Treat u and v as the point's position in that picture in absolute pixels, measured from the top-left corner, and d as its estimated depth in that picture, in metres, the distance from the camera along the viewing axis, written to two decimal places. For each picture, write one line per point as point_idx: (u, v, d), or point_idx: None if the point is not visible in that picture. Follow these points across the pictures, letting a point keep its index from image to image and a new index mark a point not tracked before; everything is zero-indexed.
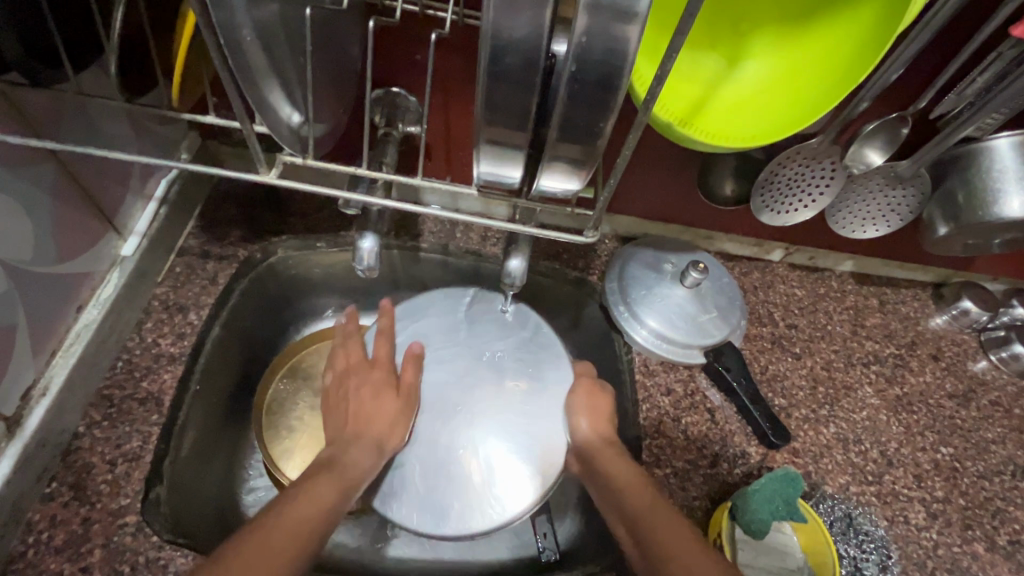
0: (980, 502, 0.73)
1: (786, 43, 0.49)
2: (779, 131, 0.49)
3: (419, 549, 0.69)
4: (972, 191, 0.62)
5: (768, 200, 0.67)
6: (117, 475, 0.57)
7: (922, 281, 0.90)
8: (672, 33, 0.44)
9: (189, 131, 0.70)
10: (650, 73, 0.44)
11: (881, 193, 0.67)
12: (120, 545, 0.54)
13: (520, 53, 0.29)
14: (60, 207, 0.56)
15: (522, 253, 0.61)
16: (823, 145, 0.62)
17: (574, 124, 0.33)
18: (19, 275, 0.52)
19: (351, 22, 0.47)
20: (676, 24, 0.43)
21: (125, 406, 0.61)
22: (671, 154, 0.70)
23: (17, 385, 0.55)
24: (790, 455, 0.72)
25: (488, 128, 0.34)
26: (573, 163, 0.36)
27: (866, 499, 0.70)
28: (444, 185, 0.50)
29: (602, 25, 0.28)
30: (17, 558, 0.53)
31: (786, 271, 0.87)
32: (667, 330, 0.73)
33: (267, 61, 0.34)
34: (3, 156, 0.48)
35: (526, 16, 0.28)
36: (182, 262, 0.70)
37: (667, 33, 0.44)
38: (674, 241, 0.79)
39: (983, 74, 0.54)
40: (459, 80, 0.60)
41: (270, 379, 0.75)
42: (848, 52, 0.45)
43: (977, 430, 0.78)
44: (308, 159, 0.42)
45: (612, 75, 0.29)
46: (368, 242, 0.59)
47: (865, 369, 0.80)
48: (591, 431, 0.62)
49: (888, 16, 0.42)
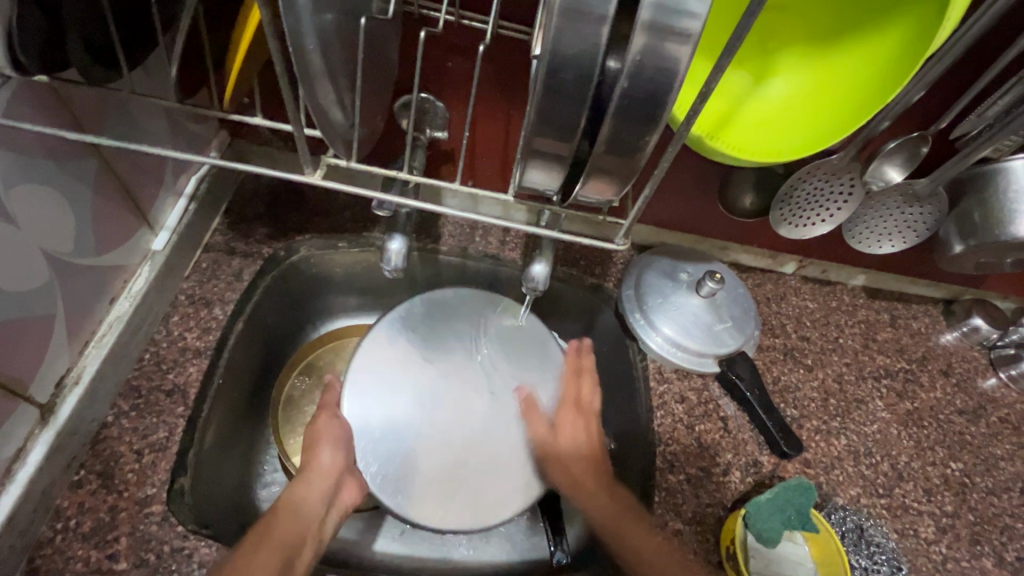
0: (989, 518, 0.73)
1: (814, 63, 0.51)
2: (806, 146, 0.50)
3: (429, 547, 0.71)
4: (987, 210, 0.63)
5: (786, 214, 0.68)
6: (144, 465, 0.58)
7: (933, 298, 0.91)
8: (713, 60, 0.46)
9: (219, 130, 0.72)
10: (690, 96, 0.45)
11: (898, 210, 0.68)
12: (146, 533, 0.55)
13: (575, 69, 0.31)
14: (100, 200, 0.57)
15: (546, 259, 0.63)
16: (843, 162, 0.64)
17: (619, 137, 0.34)
18: (60, 265, 0.54)
19: (391, 31, 0.48)
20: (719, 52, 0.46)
21: (152, 397, 0.62)
22: (692, 166, 0.72)
23: (52, 372, 0.56)
24: (801, 466, 0.72)
25: (536, 139, 0.35)
26: (614, 175, 0.37)
27: (877, 512, 0.71)
28: (471, 190, 0.51)
29: (656, 47, 0.29)
30: (46, 543, 0.54)
31: (798, 284, 0.88)
32: (681, 338, 0.74)
33: (322, 66, 0.36)
34: (49, 148, 0.50)
35: (582, 33, 0.29)
36: (208, 257, 0.71)
37: (708, 61, 0.46)
38: (689, 251, 0.81)
39: (1003, 97, 0.54)
40: (489, 88, 0.62)
41: (288, 375, 0.76)
42: (875, 74, 0.47)
43: (987, 446, 0.79)
44: (351, 160, 0.44)
45: (660, 89, 0.31)
46: (396, 243, 0.61)
47: (876, 383, 0.81)
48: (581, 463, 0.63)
49: (915, 41, 0.44)
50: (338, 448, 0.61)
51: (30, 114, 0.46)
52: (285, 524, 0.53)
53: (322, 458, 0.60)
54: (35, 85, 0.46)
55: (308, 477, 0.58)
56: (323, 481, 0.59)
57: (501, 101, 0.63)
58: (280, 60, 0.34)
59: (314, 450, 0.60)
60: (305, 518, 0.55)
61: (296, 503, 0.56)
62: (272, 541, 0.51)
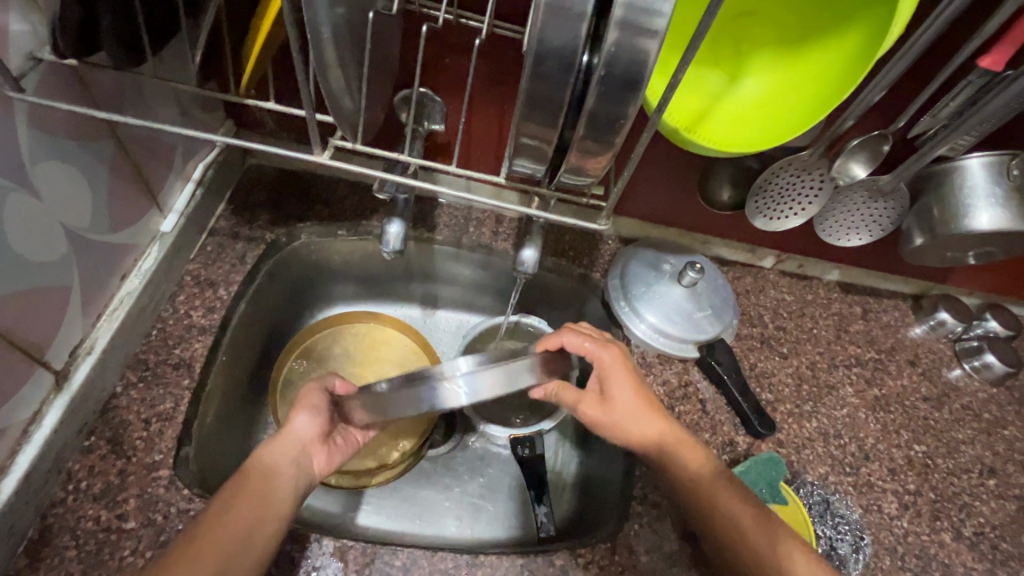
0: (949, 496, 0.78)
1: (782, 64, 0.55)
2: (773, 140, 0.54)
3: (420, 523, 0.75)
4: (945, 206, 0.68)
5: (761, 205, 0.72)
6: (152, 433, 0.61)
7: (903, 293, 0.96)
8: (681, 53, 0.50)
9: (225, 120, 0.75)
10: (661, 85, 0.49)
11: (864, 205, 0.72)
12: (153, 496, 0.58)
13: (558, 59, 0.35)
14: (114, 180, 0.60)
15: (535, 244, 0.67)
16: (812, 158, 0.68)
17: (599, 121, 0.38)
18: (77, 239, 0.57)
19: (394, 27, 0.53)
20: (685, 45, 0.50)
21: (159, 369, 0.65)
22: (675, 161, 0.76)
23: (67, 342, 0.59)
24: (774, 445, 0.77)
25: (524, 122, 0.39)
26: (595, 157, 0.41)
27: (843, 488, 0.76)
28: (463, 172, 0.55)
29: (628, 41, 0.33)
30: (58, 503, 0.56)
31: (776, 277, 0.93)
32: (664, 324, 0.78)
33: (334, 54, 0.40)
34: (71, 128, 0.53)
35: (566, 27, 0.33)
36: (213, 241, 0.75)
37: (677, 53, 0.50)
38: (672, 244, 0.85)
39: (954, 99, 0.60)
40: (484, 84, 0.66)
41: (287, 357, 0.79)
42: (834, 74, 0.51)
43: (949, 430, 0.84)
44: (356, 144, 0.48)
45: (636, 76, 0.35)
46: (395, 227, 0.65)
47: (846, 370, 0.86)
48: (655, 428, 0.62)
49: (870, 43, 0.48)
50: (315, 418, 0.62)
51: (56, 96, 0.49)
52: (256, 482, 0.54)
53: (298, 424, 0.61)
54: (63, 69, 0.49)
55: (281, 440, 0.59)
56: (296, 446, 0.59)
57: (495, 96, 0.67)
58: (296, 48, 0.38)
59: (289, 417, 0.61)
60: (276, 476, 0.55)
61: (268, 464, 0.56)
62: (242, 499, 0.52)
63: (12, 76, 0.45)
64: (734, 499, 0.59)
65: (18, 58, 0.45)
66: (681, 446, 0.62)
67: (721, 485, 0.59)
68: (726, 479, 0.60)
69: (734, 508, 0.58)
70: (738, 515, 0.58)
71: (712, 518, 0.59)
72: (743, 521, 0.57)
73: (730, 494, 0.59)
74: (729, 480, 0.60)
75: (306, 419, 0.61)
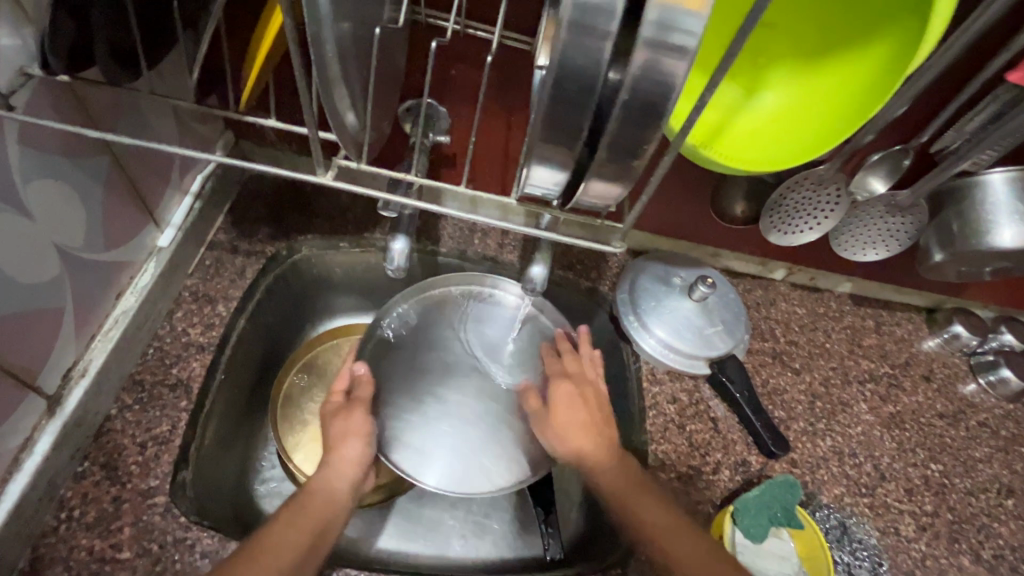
0: (967, 517, 0.76)
1: (802, 77, 0.53)
2: (792, 157, 0.52)
3: (424, 543, 0.73)
4: (965, 221, 0.66)
5: (776, 222, 0.71)
6: (147, 457, 0.59)
7: (916, 305, 0.94)
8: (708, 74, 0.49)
9: (225, 131, 0.73)
10: (687, 108, 0.48)
11: (882, 219, 0.71)
12: (149, 524, 0.56)
13: (580, 81, 0.33)
14: (110, 197, 0.59)
15: (543, 260, 0.65)
16: (830, 172, 0.66)
17: (619, 145, 0.36)
18: (70, 259, 0.55)
19: (399, 39, 0.51)
20: (716, 63, 0.49)
21: (156, 391, 0.63)
22: (686, 174, 0.74)
23: (60, 365, 0.57)
24: (788, 466, 0.75)
25: (541, 144, 0.37)
26: (611, 180, 0.39)
27: (860, 510, 0.74)
28: (472, 192, 0.53)
29: (654, 63, 0.32)
30: (50, 532, 0.54)
31: (787, 290, 0.91)
32: (674, 340, 0.76)
33: (340, 73, 0.38)
34: (63, 145, 0.51)
35: (588, 48, 0.32)
36: (211, 255, 0.72)
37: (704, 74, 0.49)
38: (683, 257, 0.83)
39: (980, 113, 0.58)
40: (492, 96, 0.64)
41: (287, 372, 0.77)
42: (857, 89, 0.49)
43: (965, 449, 0.82)
44: (359, 162, 0.46)
45: (661, 100, 0.33)
46: (399, 244, 0.63)
47: (860, 387, 0.84)
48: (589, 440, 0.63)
49: (897, 57, 0.46)
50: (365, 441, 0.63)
51: (49, 112, 0.47)
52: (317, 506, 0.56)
53: (348, 450, 0.62)
54: (55, 84, 0.47)
55: (335, 464, 0.60)
56: (352, 472, 0.61)
57: (503, 108, 0.65)
58: (300, 67, 0.36)
59: (338, 446, 0.62)
60: (335, 504, 0.58)
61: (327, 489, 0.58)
62: (300, 526, 0.53)
63: (2, 93, 0.43)
64: (648, 503, 0.59)
65: (8, 74, 0.43)
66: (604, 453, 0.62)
67: (637, 489, 0.59)
68: (642, 485, 0.60)
69: (646, 510, 0.58)
70: (649, 519, 0.57)
71: (624, 519, 0.58)
72: (653, 523, 0.57)
73: (644, 497, 0.59)
74: (645, 489, 0.60)
75: (359, 446, 0.62)
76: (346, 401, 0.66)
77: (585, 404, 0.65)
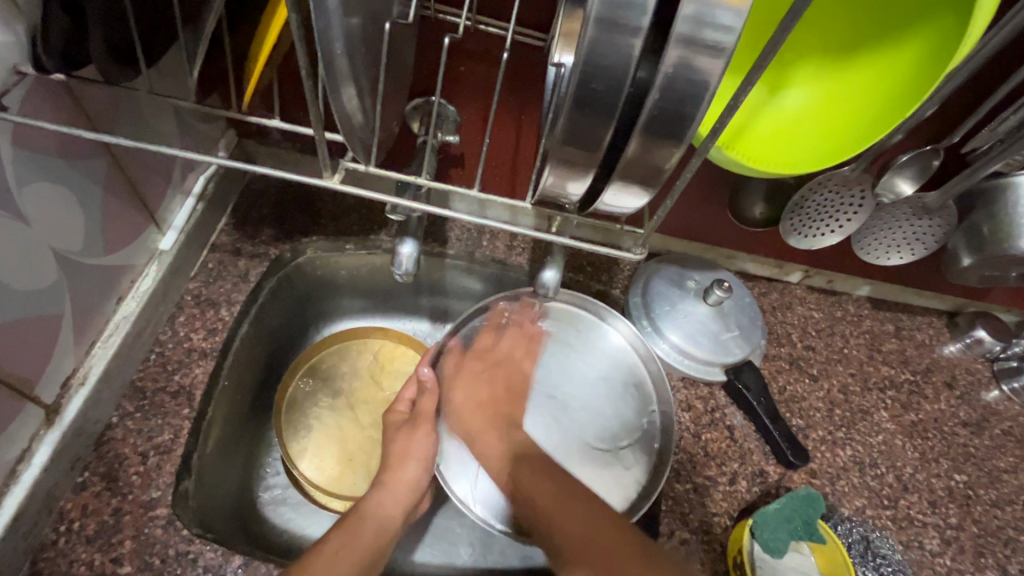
0: (993, 530, 0.73)
1: (831, 74, 0.51)
2: (820, 159, 0.50)
3: (431, 552, 0.71)
4: (995, 224, 0.63)
5: (797, 224, 0.68)
6: (149, 467, 0.57)
7: (936, 309, 0.92)
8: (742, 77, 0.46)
9: (227, 130, 0.71)
10: (717, 114, 0.46)
11: (908, 222, 0.68)
12: (150, 537, 0.54)
13: (606, 80, 0.31)
14: (110, 200, 0.57)
15: (557, 265, 0.63)
16: (854, 174, 0.64)
17: (645, 148, 0.34)
18: (69, 265, 0.53)
19: (408, 35, 0.48)
20: (752, 64, 0.47)
21: (158, 398, 0.61)
22: (703, 174, 0.72)
23: (58, 373, 0.55)
24: (807, 476, 0.72)
25: (561, 147, 0.35)
26: (634, 185, 0.37)
27: (882, 523, 0.71)
28: (483, 196, 0.51)
29: (689, 61, 0.30)
30: (49, 546, 0.53)
31: (804, 293, 0.88)
32: (688, 346, 0.74)
33: (348, 71, 0.36)
34: (60, 147, 0.49)
35: (617, 45, 0.30)
36: (214, 258, 0.71)
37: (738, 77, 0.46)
38: (697, 259, 0.80)
39: (1016, 113, 0.55)
40: (503, 94, 0.62)
41: (292, 376, 0.75)
42: (891, 88, 0.47)
43: (990, 459, 0.79)
44: (368, 165, 0.44)
45: (692, 102, 0.31)
46: (408, 247, 0.61)
47: (881, 394, 0.81)
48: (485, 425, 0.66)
49: (935, 54, 0.43)
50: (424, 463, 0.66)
51: (45, 112, 0.46)
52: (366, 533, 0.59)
53: (405, 472, 0.65)
54: (51, 83, 0.45)
55: (389, 487, 0.64)
56: (405, 493, 0.64)
57: (514, 107, 0.63)
58: (306, 65, 0.34)
59: (395, 468, 0.65)
60: (389, 530, 0.61)
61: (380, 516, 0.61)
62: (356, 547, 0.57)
63: None
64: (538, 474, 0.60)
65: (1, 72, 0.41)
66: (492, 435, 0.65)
67: (533, 463, 0.61)
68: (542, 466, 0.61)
69: (534, 481, 0.59)
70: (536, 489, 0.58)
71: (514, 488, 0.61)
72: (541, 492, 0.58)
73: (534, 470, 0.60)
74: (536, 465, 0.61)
75: (415, 468, 0.65)
76: (408, 417, 0.69)
77: (488, 384, 0.68)
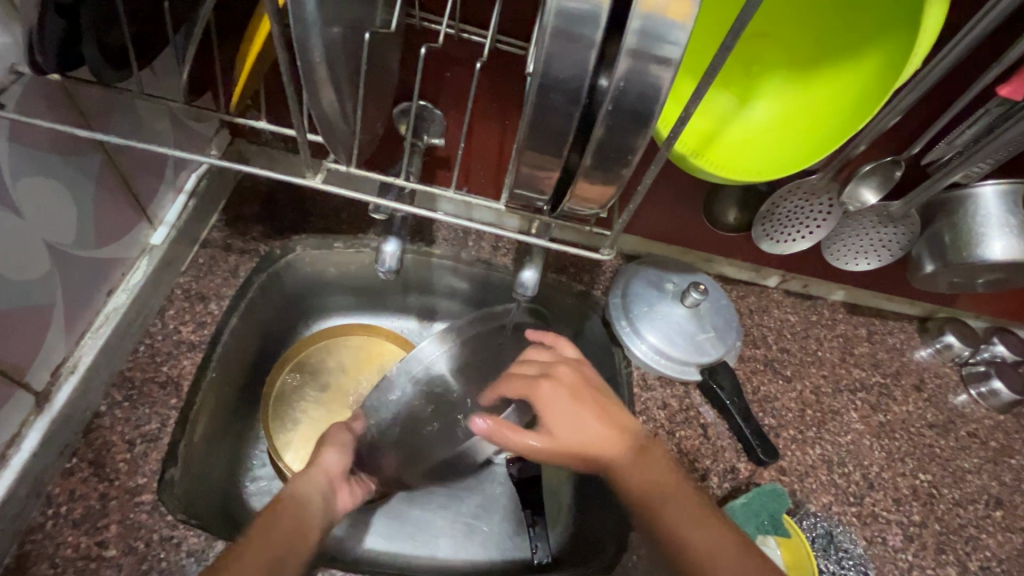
0: (954, 528, 0.76)
1: (793, 87, 0.53)
2: (783, 167, 0.52)
3: (410, 543, 0.71)
4: (957, 232, 0.66)
5: (768, 230, 0.71)
6: (135, 455, 0.59)
7: (909, 315, 0.94)
8: (697, 81, 0.50)
9: (220, 129, 0.73)
10: (676, 114, 0.48)
11: (874, 229, 0.71)
12: (135, 521, 0.56)
13: (564, 90, 0.33)
14: (102, 194, 0.59)
15: (535, 264, 0.65)
16: (822, 182, 0.67)
17: (607, 153, 0.37)
18: (61, 255, 0.55)
19: (392, 42, 0.51)
20: (705, 69, 0.50)
21: (146, 388, 0.63)
22: (679, 179, 0.74)
23: (49, 362, 0.57)
24: (777, 473, 0.75)
25: (529, 151, 0.38)
26: (602, 188, 0.40)
27: (847, 519, 0.74)
28: (462, 197, 0.52)
29: (639, 71, 0.32)
30: (36, 528, 0.55)
31: (780, 297, 0.91)
32: (665, 346, 0.76)
33: (329, 76, 0.38)
34: (55, 143, 0.51)
35: (573, 57, 0.32)
36: (205, 253, 0.72)
37: (693, 79, 0.50)
38: (675, 262, 0.83)
39: (972, 126, 0.58)
40: (486, 99, 0.64)
41: (280, 371, 0.77)
42: (851, 99, 0.49)
43: (955, 459, 0.82)
44: (350, 167, 0.46)
45: (646, 111, 0.33)
46: (391, 246, 0.63)
47: (851, 395, 0.84)
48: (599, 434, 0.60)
49: (888, 68, 0.46)
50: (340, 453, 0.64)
51: (41, 109, 0.48)
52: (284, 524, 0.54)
53: (326, 460, 0.62)
54: (48, 84, 0.48)
55: (309, 472, 0.61)
56: (324, 480, 0.61)
57: (496, 112, 0.65)
58: (288, 70, 0.36)
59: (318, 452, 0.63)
60: (307, 507, 0.57)
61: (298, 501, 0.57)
62: (270, 536, 0.52)
63: None
64: (641, 467, 0.58)
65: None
66: (633, 462, 0.58)
67: (632, 457, 0.59)
68: (682, 500, 0.56)
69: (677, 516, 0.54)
70: (648, 479, 0.57)
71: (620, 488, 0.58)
72: (649, 484, 0.57)
73: (636, 461, 0.58)
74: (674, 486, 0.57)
75: (336, 455, 0.63)
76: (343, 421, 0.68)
77: (590, 399, 0.62)
